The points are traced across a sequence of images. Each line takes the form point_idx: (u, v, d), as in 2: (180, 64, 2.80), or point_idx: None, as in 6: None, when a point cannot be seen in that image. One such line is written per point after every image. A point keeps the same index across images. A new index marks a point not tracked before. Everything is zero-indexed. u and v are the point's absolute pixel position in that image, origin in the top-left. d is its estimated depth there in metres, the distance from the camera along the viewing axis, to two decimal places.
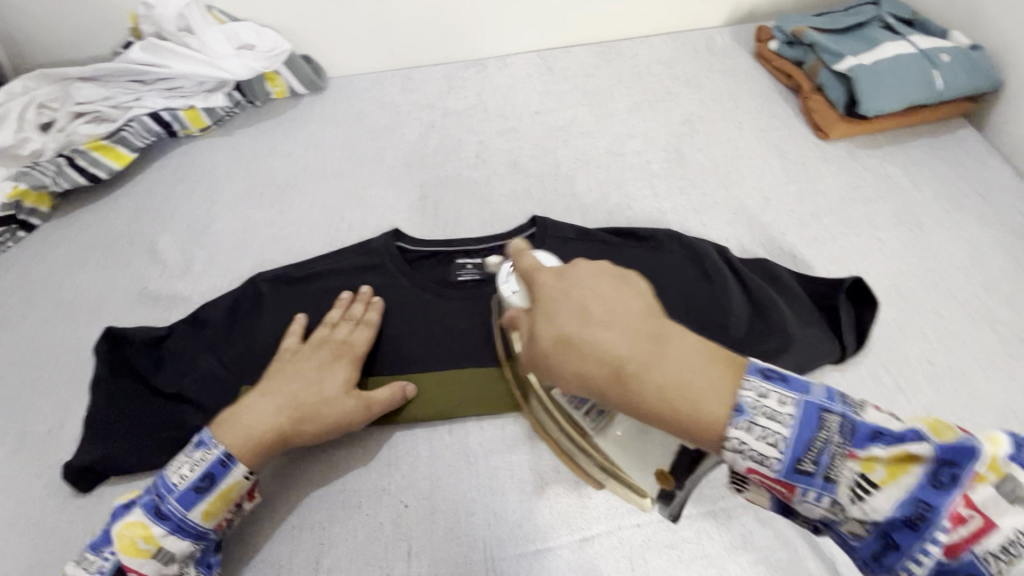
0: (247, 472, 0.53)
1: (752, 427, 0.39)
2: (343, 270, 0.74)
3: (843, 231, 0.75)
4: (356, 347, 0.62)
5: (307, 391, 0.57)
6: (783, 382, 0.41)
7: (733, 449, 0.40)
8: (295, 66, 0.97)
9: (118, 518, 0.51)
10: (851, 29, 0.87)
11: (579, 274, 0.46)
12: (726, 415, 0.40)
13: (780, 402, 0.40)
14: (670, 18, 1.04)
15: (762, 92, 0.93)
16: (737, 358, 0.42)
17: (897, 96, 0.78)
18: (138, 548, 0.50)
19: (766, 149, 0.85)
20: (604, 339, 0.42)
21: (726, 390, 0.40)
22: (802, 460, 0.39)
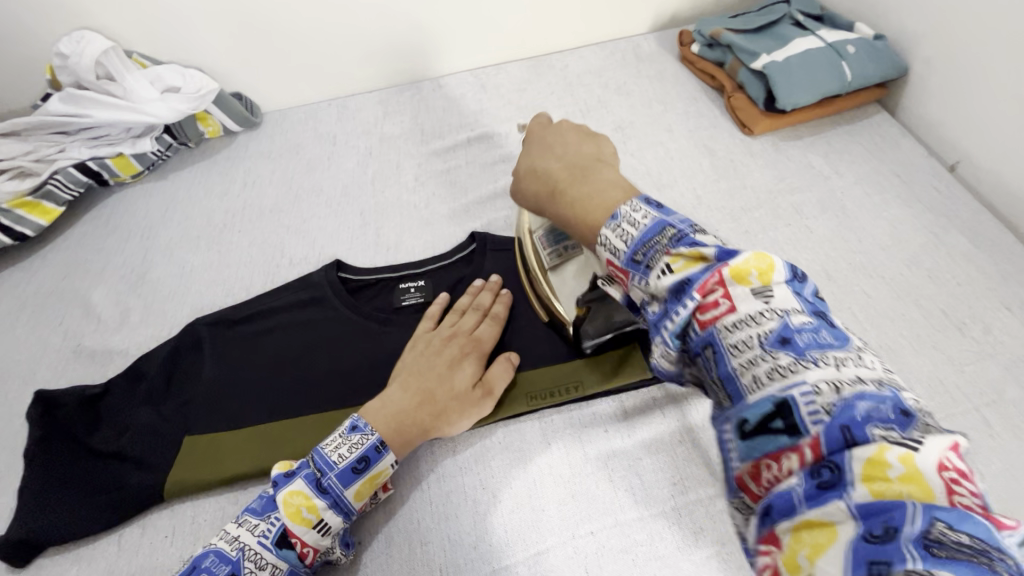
0: (395, 460, 0.55)
1: (773, 363, 0.33)
2: (284, 308, 0.72)
3: (772, 222, 0.77)
4: (483, 341, 0.63)
5: (441, 387, 0.58)
6: (681, 250, 0.39)
7: (607, 249, 0.44)
8: (225, 104, 0.96)
9: (282, 489, 0.52)
10: (764, 28, 0.91)
11: (560, 130, 0.58)
12: (625, 274, 0.43)
13: (662, 271, 0.39)
14: (596, 30, 1.08)
15: (689, 93, 0.96)
16: (640, 220, 0.43)
17: (810, 89, 0.82)
18: (300, 516, 0.51)
19: (695, 149, 0.87)
20: (550, 167, 0.53)
21: (620, 244, 0.43)
22: (801, 409, 0.31)
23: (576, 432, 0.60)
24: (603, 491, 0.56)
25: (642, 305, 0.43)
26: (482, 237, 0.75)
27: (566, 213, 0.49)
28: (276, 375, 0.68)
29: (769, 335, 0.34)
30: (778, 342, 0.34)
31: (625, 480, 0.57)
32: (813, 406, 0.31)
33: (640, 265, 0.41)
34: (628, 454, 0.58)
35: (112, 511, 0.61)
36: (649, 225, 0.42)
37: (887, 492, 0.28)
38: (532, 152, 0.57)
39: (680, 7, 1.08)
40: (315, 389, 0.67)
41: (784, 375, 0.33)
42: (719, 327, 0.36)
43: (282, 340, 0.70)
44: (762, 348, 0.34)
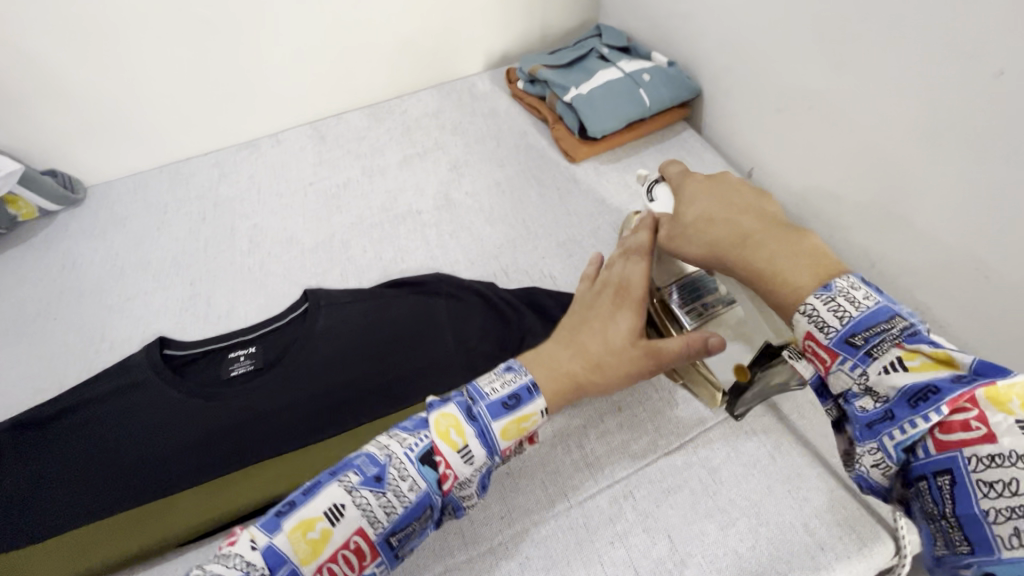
0: (544, 410, 0.53)
1: (870, 350, 0.43)
2: (97, 397, 0.68)
3: (595, 242, 0.81)
4: (632, 284, 0.59)
5: (594, 343, 0.57)
6: (918, 347, 0.42)
7: (805, 312, 0.45)
8: (35, 184, 0.90)
9: (311, 494, 0.47)
10: (575, 63, 0.98)
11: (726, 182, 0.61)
12: (831, 355, 0.44)
13: (890, 364, 0.42)
14: (431, 73, 1.11)
15: (519, 127, 1.01)
16: (863, 297, 0.44)
17: (615, 115, 0.88)
18: (305, 536, 0.45)
19: (525, 181, 0.91)
20: (737, 222, 0.56)
21: (830, 316, 0.44)
22: (905, 397, 0.41)
23: None
24: (432, 538, 0.56)
25: (845, 396, 0.44)
26: (313, 295, 0.74)
27: (753, 267, 0.52)
28: (88, 473, 0.63)
29: (921, 360, 0.41)
30: (903, 335, 0.42)
31: (455, 522, 0.57)
32: (914, 382, 0.40)
33: (859, 349, 0.43)
34: None
35: None
36: (876, 307, 0.44)
37: (994, 482, 0.36)
38: (700, 200, 0.60)
39: (508, 47, 1.15)
40: (131, 482, 0.63)
41: (868, 351, 0.43)
42: (822, 292, 0.45)
43: (98, 435, 0.65)
44: (830, 337, 0.44)
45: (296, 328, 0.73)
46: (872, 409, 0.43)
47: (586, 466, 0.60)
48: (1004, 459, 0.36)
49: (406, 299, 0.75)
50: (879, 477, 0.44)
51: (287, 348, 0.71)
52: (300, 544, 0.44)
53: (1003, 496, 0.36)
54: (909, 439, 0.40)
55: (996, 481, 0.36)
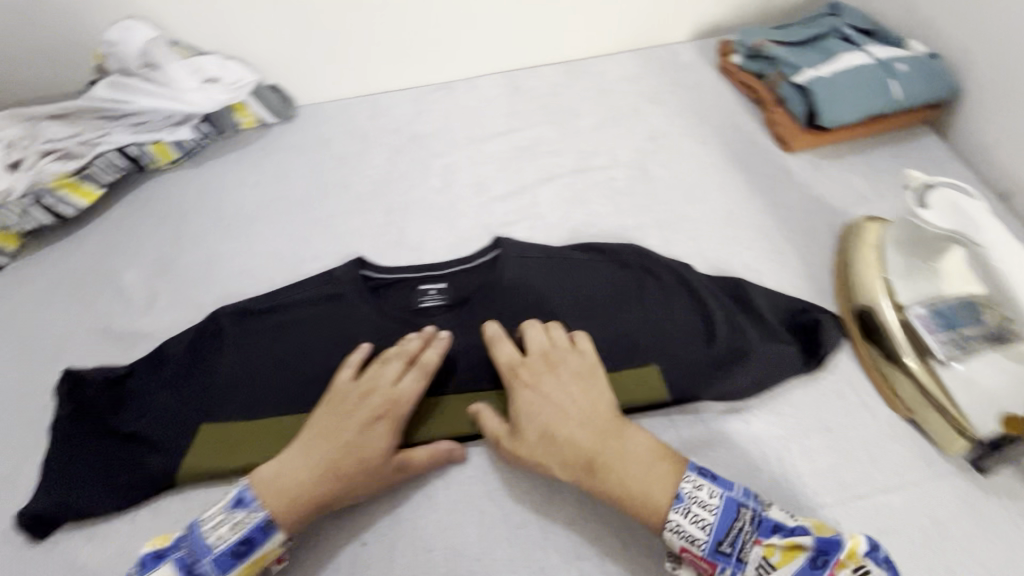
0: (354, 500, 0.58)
1: (740, 554, 0.49)
2: (304, 301, 0.71)
3: (808, 243, 0.74)
4: (569, 417, 0.57)
5: (602, 450, 0.55)
6: (773, 540, 0.49)
7: (671, 529, 0.51)
8: (262, 96, 0.98)
9: (265, 536, 0.54)
10: (811, 41, 0.88)
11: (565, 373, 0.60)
12: (710, 563, 0.50)
13: (762, 564, 0.48)
14: (634, 35, 1.06)
15: (727, 105, 0.93)
16: (710, 498, 0.51)
17: (856, 107, 0.79)
18: (258, 563, 0.54)
19: (730, 164, 0.84)
20: (575, 438, 0.56)
21: (697, 529, 0.50)
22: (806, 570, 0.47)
23: None
24: (604, 512, 0.60)
25: None
26: (505, 242, 0.72)
27: (611, 493, 0.54)
28: (294, 369, 0.68)
29: (780, 553, 0.48)
30: (753, 525, 0.50)
31: None
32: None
33: (731, 555, 0.49)
34: None
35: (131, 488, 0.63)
36: (724, 505, 0.51)
37: None
38: (550, 380, 0.60)
39: (722, 16, 1.05)
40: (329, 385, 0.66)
41: (739, 556, 0.49)
42: (676, 504, 0.51)
43: (302, 338, 0.69)
44: (703, 547, 0.50)
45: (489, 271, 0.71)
46: None
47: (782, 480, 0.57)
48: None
49: (601, 267, 0.70)
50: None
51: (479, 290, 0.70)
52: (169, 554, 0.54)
53: None
54: None
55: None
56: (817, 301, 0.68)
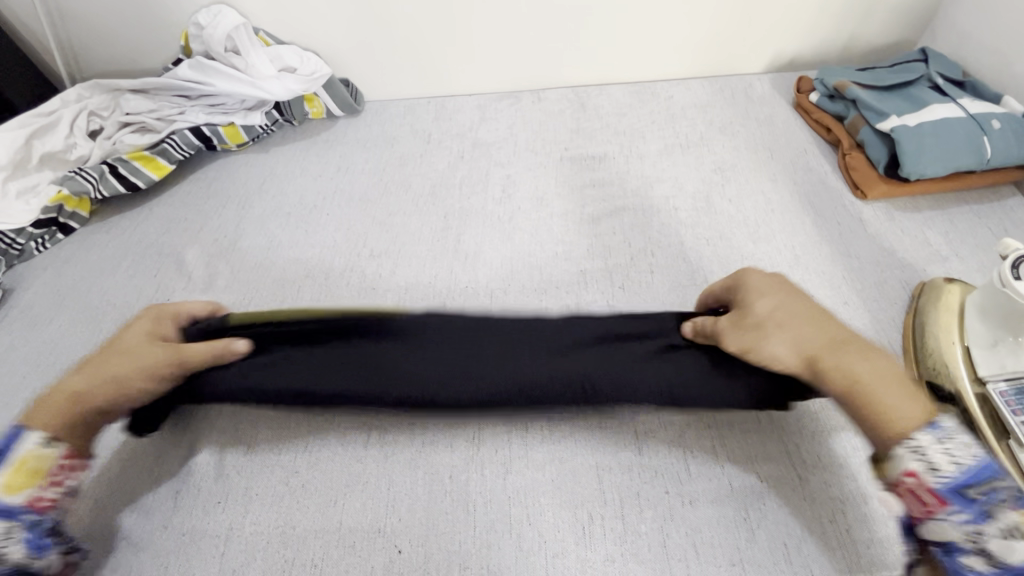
0: (53, 447, 0.51)
1: (989, 506, 0.45)
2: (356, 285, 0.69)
3: (878, 297, 0.71)
4: (798, 324, 0.54)
5: (823, 343, 0.53)
6: (981, 491, 0.46)
7: (913, 450, 0.47)
8: (333, 89, 0.99)
9: (14, 444, 0.50)
10: (897, 87, 0.85)
11: (777, 290, 0.57)
12: (940, 499, 0.46)
13: (990, 513, 0.45)
14: (707, 63, 1.04)
15: (799, 143, 0.91)
16: (965, 453, 0.47)
17: (942, 160, 0.76)
18: (23, 471, 0.50)
19: (799, 205, 0.82)
20: (805, 335, 0.54)
21: (940, 461, 0.46)
22: (965, 523, 0.45)
23: (635, 489, 0.58)
24: (655, 556, 0.54)
25: (949, 541, 0.45)
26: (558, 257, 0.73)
27: (851, 392, 0.50)
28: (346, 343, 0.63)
29: (1003, 512, 0.44)
30: (1012, 497, 0.45)
31: (681, 549, 0.54)
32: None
33: (971, 498, 0.45)
34: (687, 521, 0.56)
35: (173, 468, 0.62)
36: (983, 462, 0.47)
37: None
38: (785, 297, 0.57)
39: (800, 51, 1.03)
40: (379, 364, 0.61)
41: (984, 506, 0.45)
42: (932, 430, 0.48)
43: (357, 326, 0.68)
44: (939, 482, 0.46)
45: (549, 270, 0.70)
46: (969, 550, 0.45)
47: (837, 544, 0.54)
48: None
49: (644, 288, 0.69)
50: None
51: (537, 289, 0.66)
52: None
53: None
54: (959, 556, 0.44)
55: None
56: None
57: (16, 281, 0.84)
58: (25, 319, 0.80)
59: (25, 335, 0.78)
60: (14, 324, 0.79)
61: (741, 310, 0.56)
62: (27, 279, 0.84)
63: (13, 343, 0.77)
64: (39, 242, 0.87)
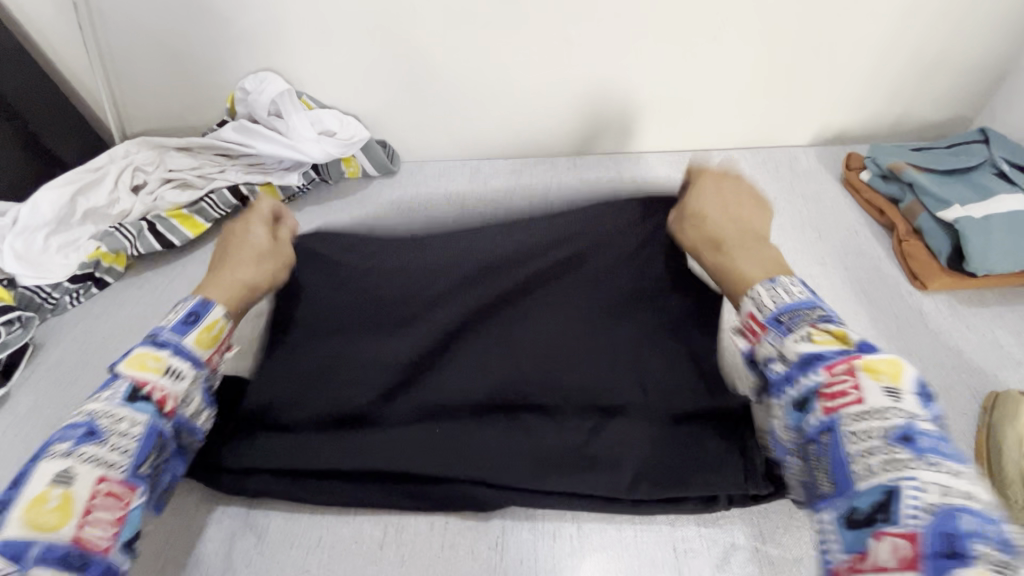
0: (227, 312, 0.62)
1: (790, 325, 0.50)
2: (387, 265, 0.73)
3: (944, 406, 0.65)
4: (746, 228, 0.63)
5: (736, 241, 0.61)
6: (829, 327, 0.49)
7: (753, 299, 0.54)
8: (371, 151, 1.00)
9: (206, 310, 0.60)
10: (957, 172, 0.81)
11: (716, 185, 0.66)
12: (761, 330, 0.52)
13: (803, 335, 0.49)
14: (751, 133, 1.01)
15: (848, 224, 0.86)
16: (789, 291, 0.53)
17: (1013, 256, 0.71)
18: (49, 509, 0.46)
19: (851, 293, 0.77)
20: (721, 226, 0.63)
21: (767, 302, 0.53)
22: (800, 364, 0.48)
23: None
24: None
25: (766, 363, 0.51)
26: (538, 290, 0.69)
27: (725, 268, 0.60)
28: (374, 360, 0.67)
29: (829, 336, 0.48)
30: (819, 321, 0.50)
31: None
32: (809, 349, 0.48)
33: (781, 325, 0.51)
34: None
35: (180, 558, 0.60)
36: (803, 299, 0.51)
37: (865, 431, 0.43)
38: (707, 197, 0.65)
39: (848, 125, 1.00)
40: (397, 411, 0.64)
41: (789, 325, 0.50)
42: (768, 284, 0.54)
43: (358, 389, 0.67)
44: (767, 316, 0.52)
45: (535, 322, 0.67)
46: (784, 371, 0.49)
47: None
48: (880, 414, 0.43)
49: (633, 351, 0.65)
50: (780, 429, 0.50)
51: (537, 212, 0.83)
52: (146, 372, 0.55)
53: (876, 450, 0.42)
54: (805, 392, 0.47)
55: (864, 429, 0.43)
56: None
57: (48, 335, 0.85)
58: (52, 377, 0.79)
59: (50, 395, 0.77)
60: (41, 381, 0.79)
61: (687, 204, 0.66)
62: (59, 334, 0.85)
63: (38, 402, 0.77)
64: (73, 296, 0.88)
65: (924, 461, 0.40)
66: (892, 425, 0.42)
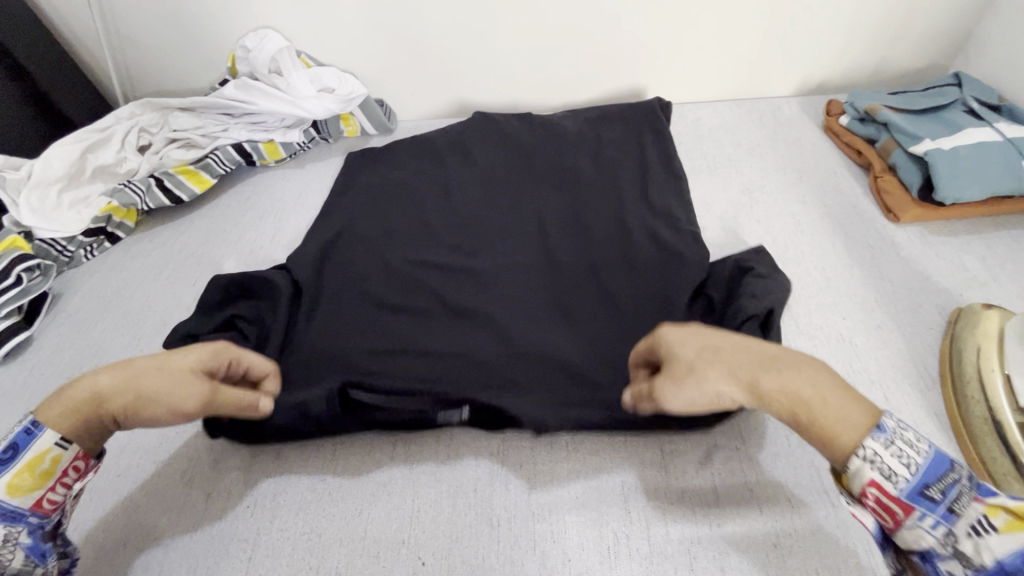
0: (59, 438, 0.50)
1: (950, 504, 0.43)
2: (373, 215, 0.89)
3: (914, 322, 0.70)
4: (755, 368, 0.47)
5: (786, 390, 0.46)
6: (996, 500, 0.42)
7: (863, 458, 0.44)
8: (369, 108, 1.03)
9: (31, 440, 0.49)
10: (929, 111, 0.85)
11: (689, 343, 0.50)
12: (904, 507, 0.43)
13: (976, 523, 0.42)
14: (735, 86, 1.05)
15: (828, 166, 0.91)
16: (916, 442, 0.45)
17: (979, 185, 0.75)
18: (35, 471, 0.49)
19: (828, 227, 0.81)
20: (763, 394, 0.46)
21: (896, 465, 0.43)
22: (1000, 565, 0.40)
23: (661, 509, 0.58)
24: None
25: (926, 552, 0.43)
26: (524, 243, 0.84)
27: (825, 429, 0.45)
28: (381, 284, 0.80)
29: (1003, 517, 0.41)
30: (971, 487, 0.43)
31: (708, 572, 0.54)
32: (1004, 548, 0.40)
33: (931, 500, 0.43)
34: (714, 544, 0.55)
35: (204, 472, 0.64)
36: (935, 457, 0.44)
37: None
38: (698, 386, 0.48)
39: (830, 76, 1.04)
40: (405, 322, 0.75)
41: (947, 504, 0.43)
42: (879, 434, 0.44)
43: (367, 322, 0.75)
44: (900, 487, 0.43)
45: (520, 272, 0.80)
46: (958, 573, 0.42)
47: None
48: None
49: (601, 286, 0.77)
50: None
51: (528, 140, 0.96)
52: None
53: None
54: None
55: None
56: (918, 387, 0.64)
57: (65, 286, 0.89)
58: (71, 324, 0.83)
59: (71, 339, 0.82)
60: (61, 327, 0.83)
61: (698, 406, 0.49)
62: (75, 284, 0.89)
63: (60, 346, 0.81)
64: (87, 249, 0.92)
65: None
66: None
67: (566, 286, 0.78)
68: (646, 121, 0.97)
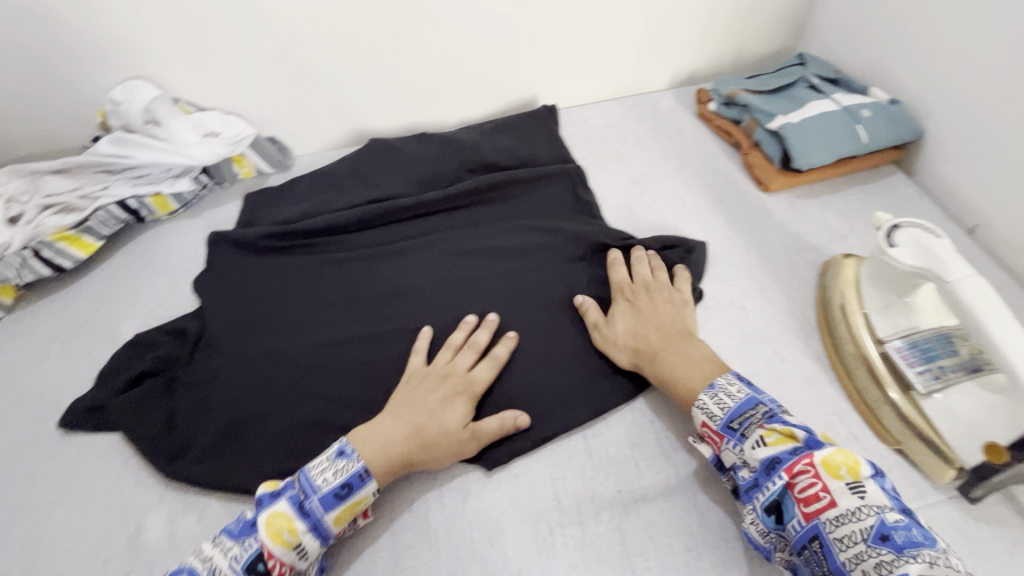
0: (377, 488, 0.58)
1: (743, 432, 0.56)
2: (277, 245, 0.87)
3: (791, 279, 0.77)
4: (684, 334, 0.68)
5: (670, 354, 0.66)
6: (773, 427, 0.55)
7: (698, 407, 0.60)
8: (260, 148, 1.02)
9: (363, 483, 0.57)
10: (780, 90, 0.94)
11: (649, 306, 0.71)
12: (720, 438, 0.58)
13: (756, 442, 0.55)
14: (616, 84, 1.12)
15: (705, 149, 0.98)
16: (733, 391, 0.60)
17: (827, 150, 0.84)
18: (352, 510, 0.57)
19: (710, 204, 0.89)
20: (682, 368, 0.64)
21: (716, 410, 0.59)
22: (764, 468, 0.53)
23: (588, 493, 0.62)
24: (612, 553, 0.58)
25: (733, 469, 0.57)
26: (428, 249, 0.85)
27: (663, 376, 0.65)
28: (301, 305, 0.80)
29: (775, 436, 0.54)
30: (764, 418, 0.56)
31: (637, 543, 0.59)
32: (766, 455, 0.53)
33: (736, 432, 0.56)
34: (639, 515, 0.60)
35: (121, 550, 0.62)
36: (743, 399, 0.58)
37: (853, 556, 0.46)
38: (620, 320, 0.70)
39: (697, 67, 1.13)
40: (324, 355, 0.73)
41: (741, 432, 0.56)
42: (708, 390, 0.61)
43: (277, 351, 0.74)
44: (717, 423, 0.58)
45: (427, 279, 0.81)
46: (749, 479, 0.54)
47: None
48: (853, 516, 0.47)
49: (504, 282, 0.79)
50: (756, 534, 0.54)
51: (426, 158, 0.97)
52: (278, 544, 0.53)
53: (851, 547, 0.46)
54: (769, 500, 0.52)
55: (845, 536, 0.47)
56: (802, 337, 0.71)
57: None
58: None
59: None
60: None
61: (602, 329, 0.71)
62: None
63: None
64: None
65: (904, 556, 0.44)
66: (868, 526, 0.46)
67: (476, 285, 0.79)
68: (537, 128, 1.01)
